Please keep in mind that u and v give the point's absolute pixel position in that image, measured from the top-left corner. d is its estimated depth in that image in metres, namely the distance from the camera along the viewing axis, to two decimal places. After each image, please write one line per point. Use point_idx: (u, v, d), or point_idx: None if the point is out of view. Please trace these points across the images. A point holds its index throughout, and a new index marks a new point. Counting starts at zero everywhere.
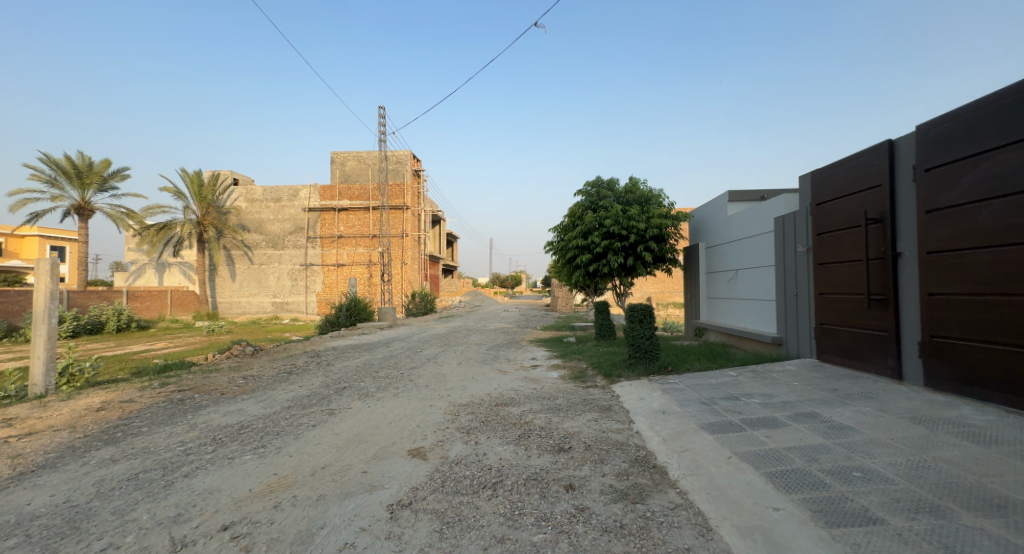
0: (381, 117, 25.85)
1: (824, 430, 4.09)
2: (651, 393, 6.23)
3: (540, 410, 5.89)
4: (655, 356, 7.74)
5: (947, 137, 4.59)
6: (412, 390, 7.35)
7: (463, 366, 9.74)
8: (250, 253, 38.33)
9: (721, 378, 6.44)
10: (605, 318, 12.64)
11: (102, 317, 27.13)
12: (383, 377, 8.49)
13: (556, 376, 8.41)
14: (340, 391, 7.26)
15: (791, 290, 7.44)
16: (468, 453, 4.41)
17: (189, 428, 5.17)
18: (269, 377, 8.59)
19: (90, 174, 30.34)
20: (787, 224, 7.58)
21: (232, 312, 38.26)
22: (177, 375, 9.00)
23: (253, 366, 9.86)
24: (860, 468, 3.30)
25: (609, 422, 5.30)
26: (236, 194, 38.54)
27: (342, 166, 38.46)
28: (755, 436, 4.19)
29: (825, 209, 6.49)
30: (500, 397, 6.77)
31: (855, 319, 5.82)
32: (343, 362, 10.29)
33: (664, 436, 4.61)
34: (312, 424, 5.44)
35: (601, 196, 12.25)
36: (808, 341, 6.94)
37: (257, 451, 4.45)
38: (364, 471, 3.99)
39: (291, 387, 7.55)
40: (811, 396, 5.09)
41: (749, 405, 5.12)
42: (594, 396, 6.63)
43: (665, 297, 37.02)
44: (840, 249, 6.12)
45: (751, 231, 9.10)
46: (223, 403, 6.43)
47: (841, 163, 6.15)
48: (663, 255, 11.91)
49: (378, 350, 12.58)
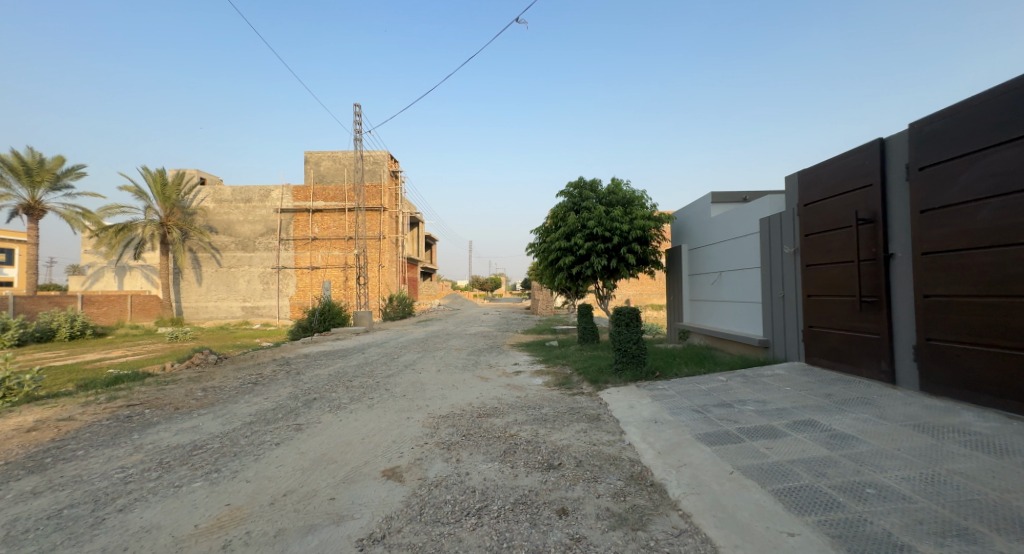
0: (356, 115, 25.19)
1: (827, 440, 3.86)
2: (641, 400, 5.95)
3: (526, 422, 5.54)
4: (642, 361, 7.51)
5: (942, 135, 4.46)
6: (388, 401, 6.90)
7: (443, 373, 9.31)
8: (217, 256, 36.81)
9: (711, 384, 6.21)
10: (588, 322, 12.42)
11: (53, 324, 25.49)
12: (357, 386, 8.00)
13: (540, 383, 8.08)
14: (310, 403, 6.75)
15: (778, 292, 7.31)
16: (448, 473, 4.01)
17: (133, 450, 4.63)
18: (232, 388, 8.01)
19: (41, 172, 28.57)
20: (773, 225, 7.48)
21: (199, 317, 36.64)
22: (129, 388, 8.31)
23: (215, 376, 9.23)
24: (874, 484, 3.06)
25: (599, 434, 4.99)
26: (203, 194, 37.02)
27: (316, 166, 37.42)
28: (756, 448, 3.93)
29: (813, 210, 6.37)
30: (483, 407, 6.39)
31: (846, 322, 5.67)
32: (315, 370, 9.72)
33: (658, 449, 4.33)
34: (275, 442, 4.96)
35: (583, 197, 12.06)
36: (796, 344, 6.79)
37: (209, 476, 3.96)
38: (330, 498, 3.56)
39: (256, 400, 7.00)
40: (806, 403, 4.89)
41: (743, 413, 4.90)
42: (581, 404, 6.32)
43: (643, 299, 37.33)
44: (830, 250, 5.97)
45: (736, 232, 9.00)
46: (176, 419, 5.87)
47: (831, 162, 6.01)
48: (646, 257, 11.76)
49: (353, 357, 12.01)
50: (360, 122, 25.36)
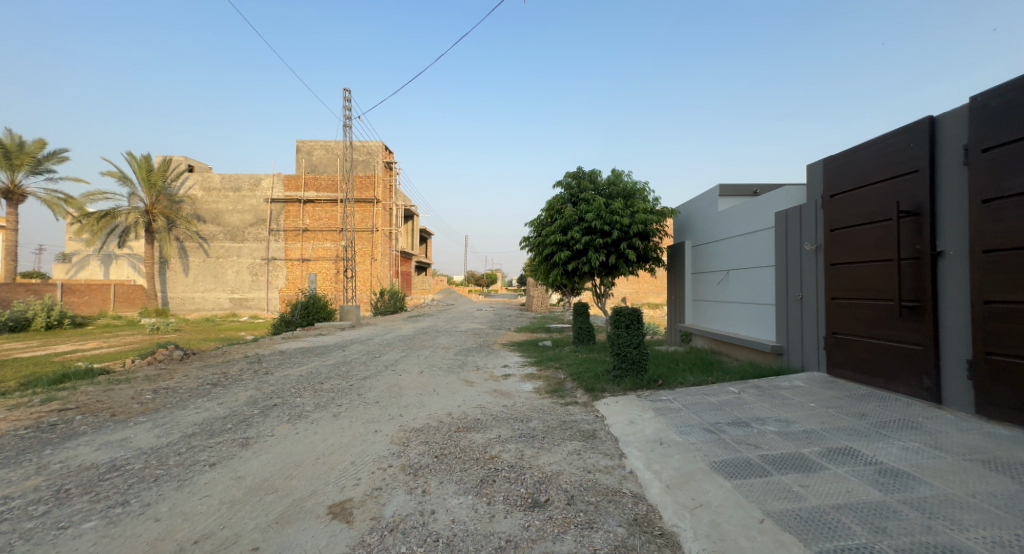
0: (346, 100, 24.17)
1: (877, 478, 3.10)
2: (642, 415, 5.21)
3: (510, 439, 4.78)
4: (643, 367, 6.78)
5: (1010, 111, 3.70)
6: (358, 409, 6.11)
7: (425, 375, 8.52)
8: (205, 246, 35.70)
9: (722, 397, 5.46)
10: (584, 321, 11.69)
11: (30, 313, 24.47)
12: (327, 390, 7.20)
13: (530, 389, 7.31)
14: (267, 411, 5.94)
15: (795, 294, 6.60)
16: (408, 511, 3.24)
17: (32, 474, 3.84)
18: (188, 389, 7.21)
19: (20, 155, 27.43)
20: (791, 218, 6.75)
21: (185, 308, 35.61)
22: (74, 388, 7.48)
23: (175, 375, 8.41)
24: (956, 550, 2.31)
25: (595, 457, 4.24)
26: (190, 182, 35.90)
27: (308, 156, 36.37)
28: (787, 486, 3.17)
29: (840, 201, 5.65)
30: (463, 419, 5.62)
31: (878, 329, 4.95)
32: (286, 370, 8.91)
33: (667, 481, 3.57)
34: (209, 463, 4.16)
35: (581, 189, 11.30)
36: (816, 352, 6.07)
37: (109, 514, 3.19)
38: (252, 549, 2.78)
39: (207, 406, 6.18)
40: (838, 424, 4.14)
41: (763, 435, 4.16)
42: (575, 417, 5.58)
43: (639, 298, 36.97)
44: (861, 247, 5.24)
45: (746, 227, 8.25)
46: (106, 430, 5.08)
47: (866, 147, 5.26)
48: (647, 253, 11.02)
49: (332, 354, 11.18)
50: (350, 108, 24.37)
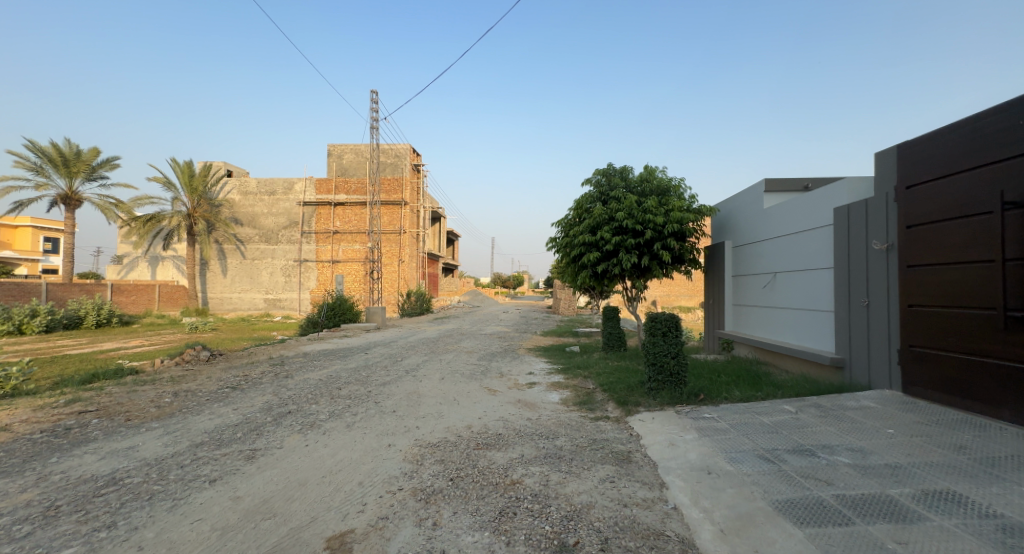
0: (374, 102, 24.25)
1: (1000, 538, 2.43)
2: (684, 436, 4.62)
3: (535, 460, 4.30)
4: (683, 380, 6.14)
5: None
6: (373, 419, 5.76)
7: (445, 382, 8.13)
8: (241, 248, 36.78)
9: (777, 418, 4.80)
10: (614, 327, 11.03)
11: (81, 312, 25.68)
12: (344, 397, 6.89)
13: (557, 400, 6.80)
14: (280, 419, 5.66)
15: (860, 301, 5.84)
16: (415, 550, 2.80)
17: (26, 488, 3.59)
18: (207, 393, 7.04)
19: (77, 162, 28.96)
20: (854, 214, 6.01)
21: (223, 308, 36.75)
22: (100, 388, 7.45)
23: (197, 377, 8.34)
24: None
25: (631, 487, 3.69)
26: (229, 187, 37.11)
27: (339, 160, 36.96)
28: (878, 541, 2.54)
29: (922, 194, 4.90)
30: (484, 433, 5.17)
31: (973, 343, 4.21)
32: (306, 373, 8.68)
33: (721, 524, 2.99)
34: (209, 479, 3.84)
35: (612, 186, 10.70)
36: (888, 368, 5.31)
37: (90, 539, 2.88)
38: None
39: (221, 412, 5.95)
40: (930, 459, 3.45)
41: (834, 468, 3.51)
42: (607, 436, 5.04)
43: (671, 301, 35.74)
44: (950, 245, 4.49)
45: (798, 225, 7.50)
46: (116, 436, 4.87)
47: (961, 127, 4.49)
48: (683, 255, 10.30)
49: (354, 358, 10.96)
50: (378, 109, 24.46)
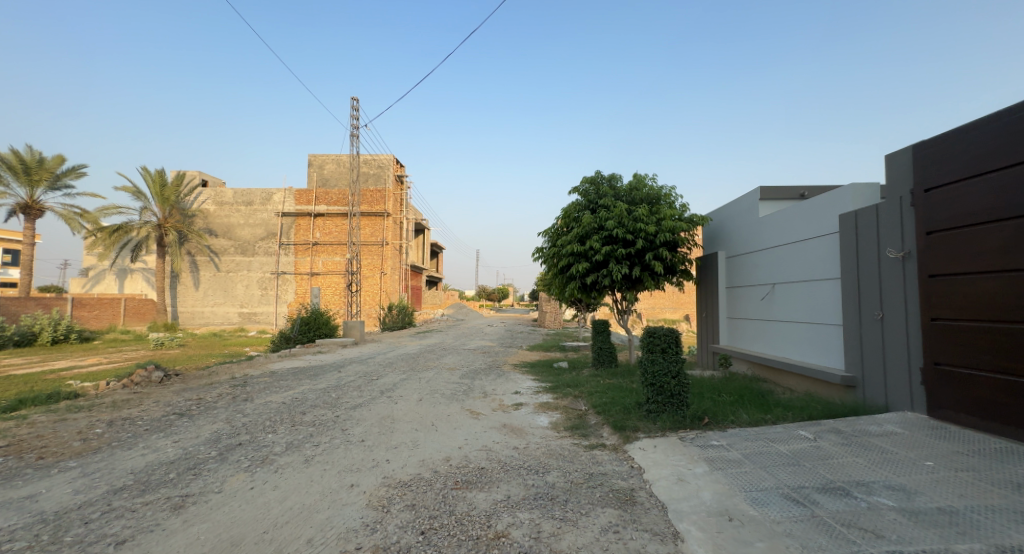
0: (354, 110, 23.62)
1: None
2: (694, 471, 4.02)
3: (523, 504, 3.64)
4: (684, 402, 5.57)
5: None
6: (337, 451, 5.03)
7: (424, 404, 7.41)
8: (215, 259, 35.34)
9: (796, 447, 4.25)
10: (605, 341, 10.48)
11: (36, 328, 23.99)
12: (308, 424, 6.11)
13: (546, 424, 6.16)
14: (226, 453, 4.87)
15: (873, 314, 5.38)
16: None
17: None
18: (149, 421, 6.18)
19: (40, 171, 27.51)
20: (863, 220, 5.61)
21: (194, 322, 35.11)
22: (24, 417, 6.49)
23: (143, 402, 7.42)
24: None
25: (640, 539, 3.06)
26: (203, 197, 35.82)
27: (319, 170, 36.11)
28: None
29: (944, 196, 4.50)
30: (463, 468, 4.51)
31: (1012, 363, 3.75)
32: (268, 396, 7.84)
33: None
34: (117, 540, 3.06)
35: (600, 195, 10.24)
36: (908, 388, 4.84)
37: None
38: None
39: (158, 445, 5.12)
40: (989, 502, 2.92)
41: (879, 514, 2.94)
42: (605, 469, 4.41)
43: (656, 314, 35.53)
44: (978, 252, 4.08)
45: (798, 234, 7.10)
46: (15, 483, 4.01)
47: (987, 122, 4.11)
48: (675, 266, 9.84)
49: (326, 377, 10.12)
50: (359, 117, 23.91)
